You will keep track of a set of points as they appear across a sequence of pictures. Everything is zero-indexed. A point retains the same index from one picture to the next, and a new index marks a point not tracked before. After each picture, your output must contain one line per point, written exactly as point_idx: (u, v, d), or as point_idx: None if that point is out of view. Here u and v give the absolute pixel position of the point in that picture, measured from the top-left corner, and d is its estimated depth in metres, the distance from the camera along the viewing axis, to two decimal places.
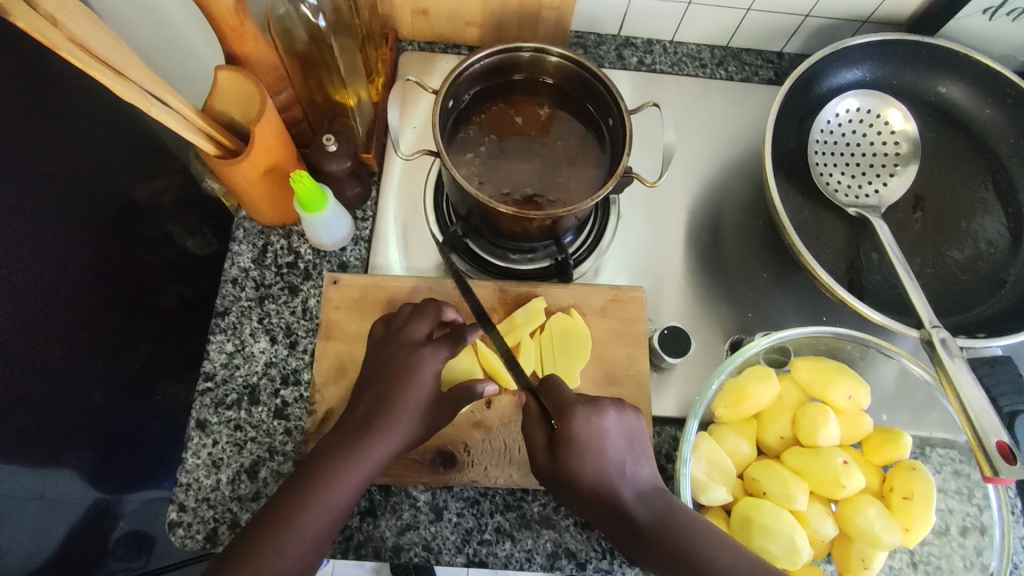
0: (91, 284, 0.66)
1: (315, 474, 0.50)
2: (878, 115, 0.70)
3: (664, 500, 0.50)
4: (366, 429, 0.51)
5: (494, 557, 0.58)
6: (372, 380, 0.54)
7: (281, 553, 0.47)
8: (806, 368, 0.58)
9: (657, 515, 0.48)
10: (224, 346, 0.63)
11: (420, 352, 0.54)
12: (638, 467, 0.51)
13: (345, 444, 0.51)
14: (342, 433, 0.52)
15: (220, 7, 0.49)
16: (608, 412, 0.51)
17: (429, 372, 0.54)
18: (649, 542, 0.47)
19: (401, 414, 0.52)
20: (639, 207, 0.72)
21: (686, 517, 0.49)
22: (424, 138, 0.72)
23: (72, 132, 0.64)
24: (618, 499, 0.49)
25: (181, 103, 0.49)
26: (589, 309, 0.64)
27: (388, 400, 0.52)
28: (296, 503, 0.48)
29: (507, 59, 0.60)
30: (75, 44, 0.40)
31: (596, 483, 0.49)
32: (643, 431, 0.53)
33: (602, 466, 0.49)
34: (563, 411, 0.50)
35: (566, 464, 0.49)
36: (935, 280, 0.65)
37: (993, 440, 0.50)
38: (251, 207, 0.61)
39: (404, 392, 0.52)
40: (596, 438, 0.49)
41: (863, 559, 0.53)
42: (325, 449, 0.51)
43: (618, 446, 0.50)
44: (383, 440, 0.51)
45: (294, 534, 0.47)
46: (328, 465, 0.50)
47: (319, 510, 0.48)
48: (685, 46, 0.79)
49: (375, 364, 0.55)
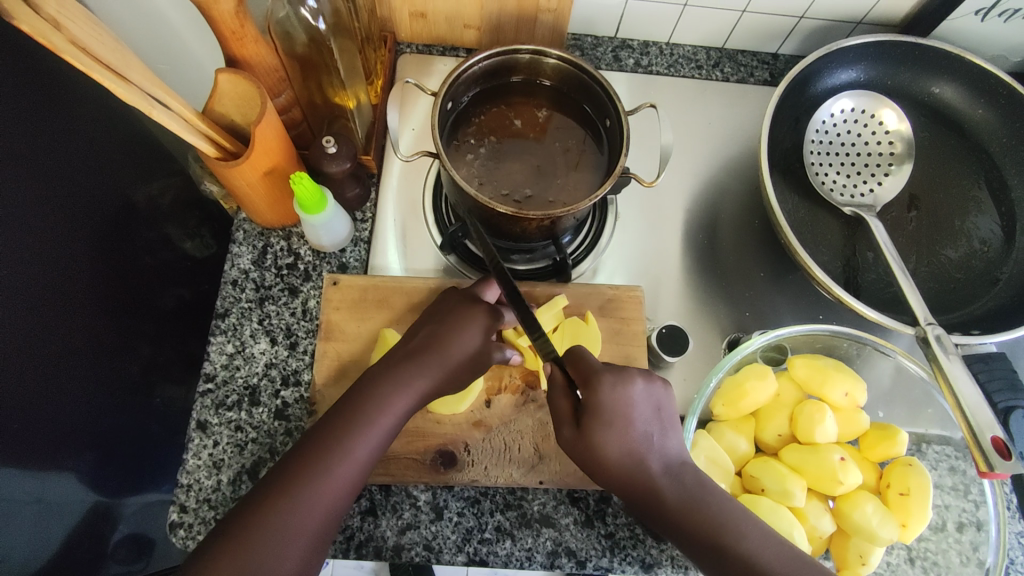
0: (90, 287, 0.66)
1: (331, 436, 0.50)
2: (872, 115, 0.70)
3: (691, 475, 0.50)
4: (381, 391, 0.52)
5: (495, 556, 0.58)
6: (407, 347, 0.55)
7: (294, 512, 0.47)
8: (803, 366, 0.59)
9: (682, 489, 0.49)
10: (224, 347, 0.63)
11: (462, 320, 0.56)
12: (666, 441, 0.51)
13: (365, 408, 0.51)
14: (359, 395, 0.52)
15: (220, 10, 0.50)
16: (636, 383, 0.52)
17: (465, 340, 0.55)
18: (674, 515, 0.48)
19: (427, 378, 0.53)
20: (636, 207, 0.72)
21: (710, 493, 0.49)
22: (423, 140, 0.72)
23: (72, 135, 0.64)
24: (644, 470, 0.49)
25: (182, 106, 0.50)
26: (587, 309, 0.64)
27: (419, 365, 0.53)
28: (310, 463, 0.48)
29: (505, 60, 0.60)
30: (77, 46, 0.41)
31: (626, 453, 0.49)
32: (672, 406, 0.53)
33: (630, 436, 0.50)
34: (590, 379, 0.50)
35: (596, 436, 0.49)
36: (930, 278, 0.65)
37: (988, 436, 0.51)
38: (251, 209, 0.62)
39: (433, 358, 0.54)
40: (622, 408, 0.50)
41: (861, 554, 0.54)
42: (341, 410, 0.51)
43: (646, 419, 0.51)
44: (399, 400, 0.52)
45: (310, 497, 0.47)
46: (346, 426, 0.50)
47: (337, 475, 0.48)
48: (681, 48, 0.79)
49: (414, 338, 0.56)
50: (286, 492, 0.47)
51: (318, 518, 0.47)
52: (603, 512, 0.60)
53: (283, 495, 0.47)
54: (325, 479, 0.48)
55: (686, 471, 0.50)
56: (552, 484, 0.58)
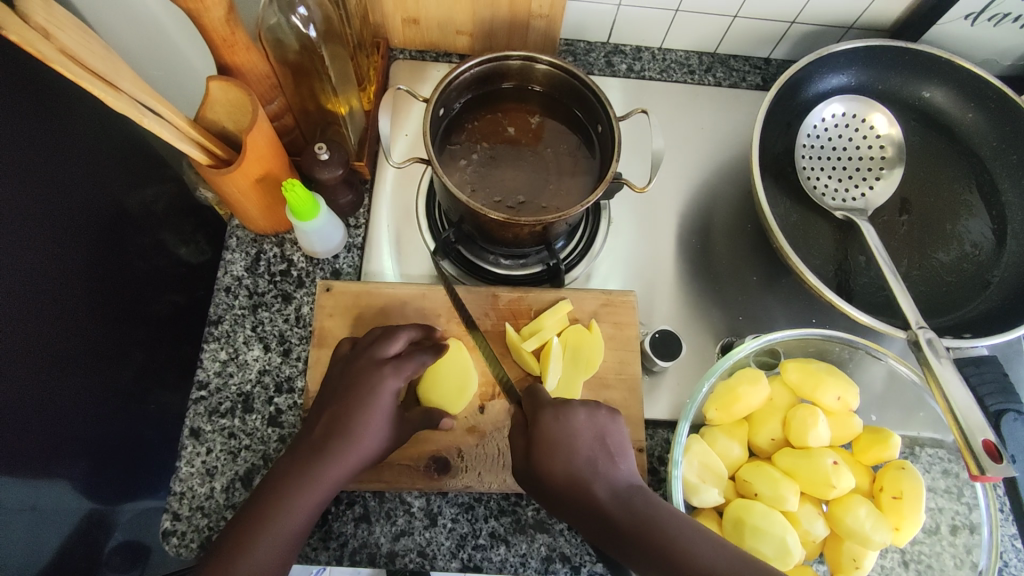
0: (83, 295, 0.66)
1: (272, 497, 0.49)
2: (863, 119, 0.71)
3: (640, 497, 0.48)
4: (336, 451, 0.50)
5: (489, 562, 0.58)
6: (332, 398, 0.53)
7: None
8: (795, 370, 0.59)
9: (629, 509, 0.46)
10: (217, 354, 0.63)
11: (382, 370, 0.53)
12: (613, 466, 0.50)
13: (304, 465, 0.50)
14: (297, 454, 0.51)
15: (211, 18, 0.50)
16: (577, 413, 0.51)
17: (392, 391, 0.53)
18: (625, 536, 0.45)
19: (363, 435, 0.51)
20: (629, 212, 0.72)
21: (660, 511, 0.46)
22: (417, 146, 0.72)
23: (65, 143, 0.64)
24: (590, 497, 0.47)
25: (172, 113, 0.50)
26: (581, 314, 0.64)
27: (348, 420, 0.51)
28: (252, 527, 0.47)
29: (496, 67, 0.60)
30: (65, 55, 0.41)
31: (568, 479, 0.48)
32: (621, 435, 0.52)
33: (570, 463, 0.49)
34: (536, 414, 0.51)
35: (539, 466, 0.49)
36: (921, 281, 0.66)
37: (979, 439, 0.51)
38: (244, 215, 0.62)
39: (369, 410, 0.52)
40: (562, 442, 0.49)
41: (854, 559, 0.54)
42: (279, 472, 0.50)
43: (588, 445, 0.50)
44: (346, 462, 0.51)
45: (248, 558, 0.46)
46: (284, 488, 0.49)
47: (274, 533, 0.48)
48: (673, 53, 0.80)
49: (336, 382, 0.54)
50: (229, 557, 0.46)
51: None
52: None
53: (222, 560, 0.46)
54: (263, 540, 0.47)
55: (634, 493, 0.48)
56: None
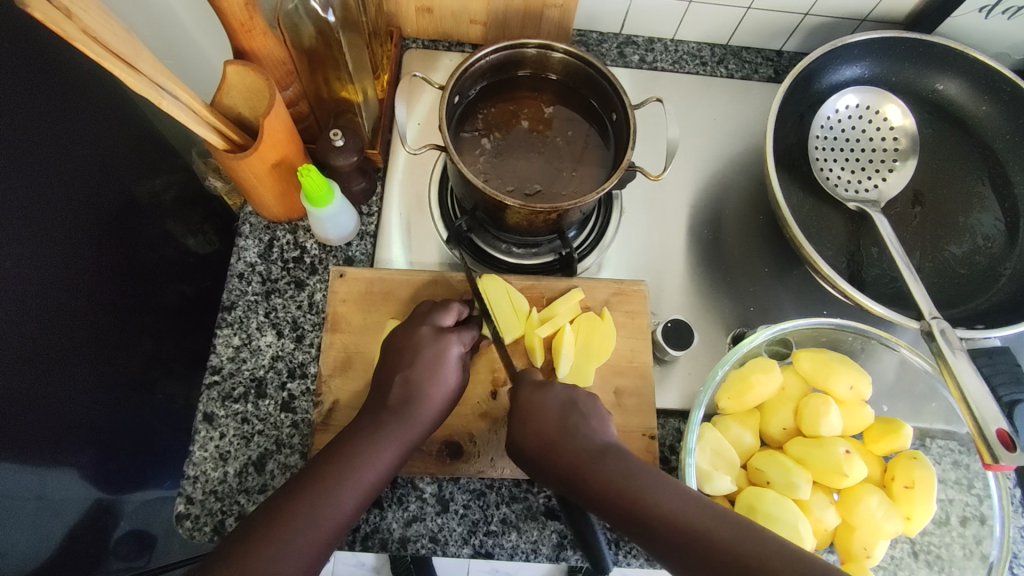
0: (93, 282, 0.67)
1: (359, 448, 0.51)
2: (877, 110, 0.70)
3: (610, 453, 0.48)
4: (414, 410, 0.54)
5: (501, 548, 0.58)
6: (398, 363, 0.56)
7: (316, 524, 0.47)
8: (808, 359, 0.59)
9: (599, 464, 0.47)
10: (230, 339, 0.63)
11: (443, 339, 0.56)
12: (586, 425, 0.51)
13: (385, 426, 0.53)
14: (374, 417, 0.53)
15: (230, 2, 0.50)
16: (554, 388, 0.54)
17: (454, 357, 0.56)
18: (596, 488, 0.46)
19: (432, 397, 0.54)
20: (641, 201, 0.72)
21: (630, 464, 0.47)
22: (429, 134, 0.72)
23: (77, 130, 0.64)
24: (564, 455, 0.49)
25: (190, 98, 0.50)
26: (592, 303, 0.64)
27: (420, 381, 0.54)
28: (338, 478, 0.49)
29: (512, 54, 0.60)
30: (90, 36, 0.41)
31: (540, 443, 0.51)
32: (595, 403, 0.54)
33: (541, 426, 0.51)
34: (515, 391, 0.55)
35: (516, 433, 0.52)
36: (933, 273, 0.66)
37: (993, 428, 0.51)
38: (258, 201, 0.62)
39: (438, 377, 0.55)
40: (538, 407, 0.53)
41: (865, 548, 0.54)
42: (357, 431, 0.53)
43: (559, 412, 0.52)
44: (419, 421, 0.54)
45: (332, 504, 0.48)
46: (367, 440, 0.52)
47: (357, 488, 0.50)
48: (686, 44, 0.80)
49: (396, 347, 0.57)
50: (317, 506, 0.48)
51: (335, 530, 0.48)
52: None
53: (305, 507, 0.47)
54: (347, 490, 0.49)
55: (608, 449, 0.49)
56: None
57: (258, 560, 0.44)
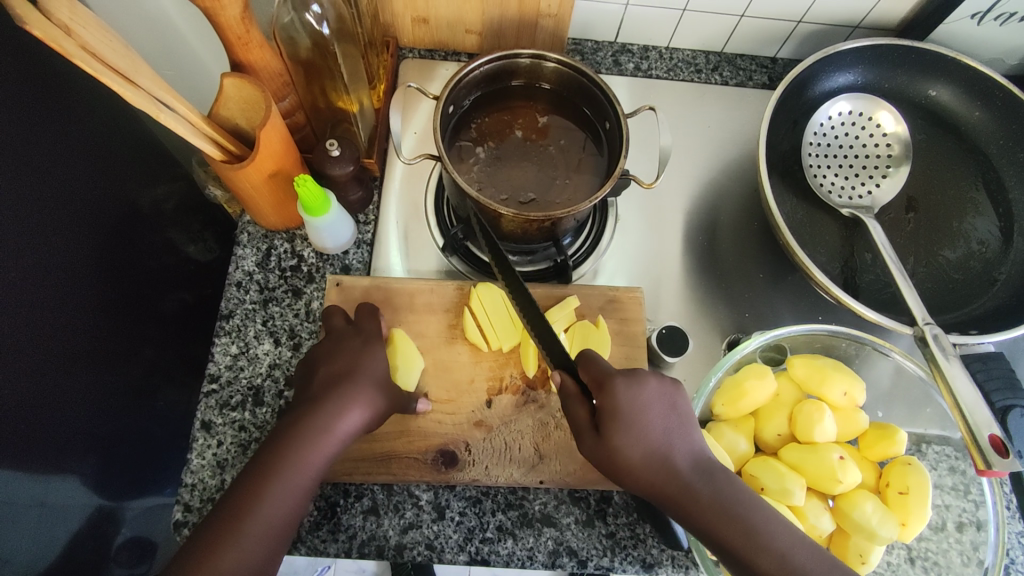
0: (94, 291, 0.67)
1: (283, 450, 0.49)
2: (870, 117, 0.71)
3: (723, 475, 0.48)
4: (331, 401, 0.51)
5: (496, 555, 0.58)
6: (320, 361, 0.55)
7: (244, 533, 0.45)
8: (801, 365, 0.59)
9: (711, 488, 0.47)
10: (228, 348, 0.63)
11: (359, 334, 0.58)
12: (688, 440, 0.50)
13: (310, 422, 0.50)
14: (295, 414, 0.51)
15: (226, 16, 0.51)
16: (648, 382, 0.52)
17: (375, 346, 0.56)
18: (709, 518, 0.46)
19: (354, 387, 0.53)
20: (636, 208, 0.73)
21: (742, 492, 0.47)
22: (426, 143, 0.73)
23: (79, 141, 0.65)
24: (674, 473, 0.48)
25: (188, 110, 0.50)
26: (588, 310, 0.65)
27: (340, 372, 0.53)
28: (263, 480, 0.47)
29: (506, 65, 0.61)
30: (87, 51, 0.41)
31: (648, 454, 0.48)
32: (685, 403, 0.53)
33: (649, 437, 0.49)
34: (602, 384, 0.51)
35: (618, 442, 0.49)
36: (928, 278, 0.66)
37: (986, 434, 0.51)
38: (255, 211, 0.63)
39: (359, 368, 0.54)
40: (642, 410, 0.50)
41: (861, 553, 0.55)
42: (280, 431, 0.50)
43: (661, 416, 0.50)
44: (345, 414, 0.51)
45: (258, 517, 0.46)
46: (291, 441, 0.49)
47: (282, 489, 0.47)
48: (680, 52, 0.80)
49: (323, 349, 0.56)
50: (240, 514, 0.46)
51: (268, 537, 0.46)
52: (604, 512, 0.60)
53: (232, 522, 0.45)
54: (273, 499, 0.47)
55: (717, 469, 0.48)
56: (553, 483, 0.59)
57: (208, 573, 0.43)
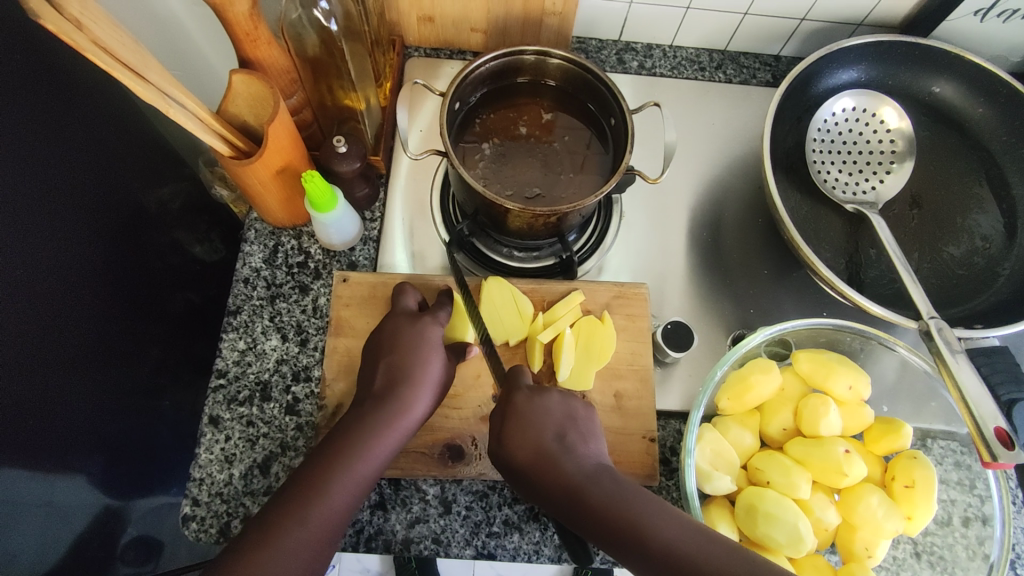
0: (101, 289, 0.68)
1: (349, 440, 0.52)
2: (873, 113, 0.71)
3: (607, 475, 0.48)
4: (392, 399, 0.54)
5: (503, 549, 0.59)
6: (382, 349, 0.58)
7: (305, 523, 0.47)
8: (806, 360, 0.59)
9: (594, 486, 0.47)
10: (235, 344, 0.64)
11: (423, 321, 0.59)
12: (583, 446, 0.51)
13: (373, 414, 0.53)
14: (361, 405, 0.55)
15: (235, 13, 0.51)
16: (552, 394, 0.54)
17: (438, 338, 0.58)
18: (590, 510, 0.46)
19: (414, 380, 0.55)
20: (641, 205, 0.73)
21: (628, 489, 0.47)
22: (431, 140, 0.73)
23: (86, 140, 0.66)
24: (558, 472, 0.49)
25: (197, 106, 0.51)
26: (593, 305, 0.65)
27: (401, 363, 0.56)
28: (326, 471, 0.50)
29: (511, 61, 0.62)
30: (99, 46, 0.42)
31: (535, 455, 0.50)
32: (592, 421, 0.55)
33: (538, 440, 0.50)
34: (509, 395, 0.54)
35: (510, 445, 0.51)
36: (932, 274, 0.66)
37: (991, 426, 0.51)
38: (263, 207, 0.63)
39: (422, 360, 0.56)
40: (536, 416, 0.52)
41: (867, 548, 0.54)
42: (347, 421, 0.53)
43: (556, 424, 0.52)
44: (406, 406, 0.54)
45: (322, 501, 0.49)
46: (358, 431, 0.52)
47: (343, 480, 0.50)
48: (684, 50, 0.81)
49: (383, 336, 0.58)
50: (305, 506, 0.48)
51: (329, 524, 0.48)
52: None
53: (297, 506, 0.48)
54: (337, 487, 0.49)
55: (600, 470, 0.49)
56: None
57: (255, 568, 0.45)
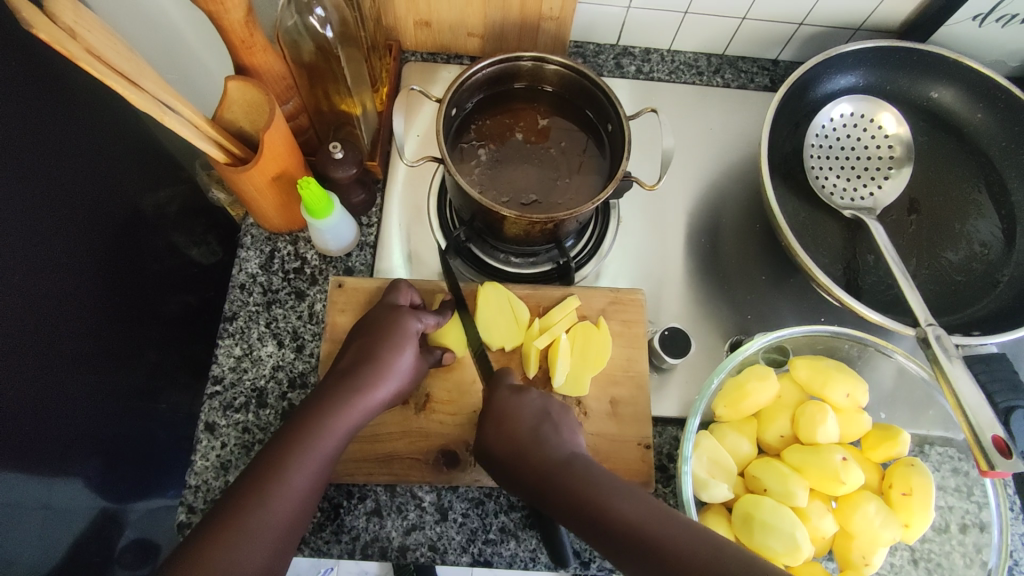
0: (97, 294, 0.67)
1: (311, 423, 0.51)
2: (871, 119, 0.71)
3: (578, 464, 0.48)
4: (356, 381, 0.54)
5: (499, 557, 0.59)
6: (358, 336, 0.59)
7: (266, 504, 0.47)
8: (804, 367, 0.59)
9: (564, 476, 0.48)
10: (232, 350, 0.64)
11: (399, 313, 0.58)
12: (557, 436, 0.52)
13: (338, 396, 0.53)
14: (327, 385, 0.55)
15: (231, 20, 0.51)
16: (531, 392, 0.55)
17: (415, 331, 0.58)
18: (562, 502, 0.46)
19: (382, 364, 0.55)
20: (638, 211, 0.73)
21: (596, 471, 0.48)
22: (428, 145, 0.73)
23: (81, 144, 0.65)
24: (530, 465, 0.49)
25: (192, 113, 0.51)
26: (589, 311, 0.65)
27: (371, 348, 0.56)
28: (287, 452, 0.50)
29: (508, 67, 0.61)
30: (92, 54, 0.42)
31: (508, 447, 0.51)
32: (570, 416, 0.55)
33: (512, 433, 0.52)
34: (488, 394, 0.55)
35: (486, 436, 0.53)
36: (930, 280, 0.66)
37: (989, 435, 0.51)
38: (259, 213, 0.63)
39: (393, 347, 0.56)
40: (512, 412, 0.53)
41: (863, 556, 0.54)
42: (311, 403, 0.53)
43: (534, 420, 0.53)
44: (372, 390, 0.54)
45: (282, 483, 0.48)
46: (319, 412, 0.52)
47: (306, 462, 0.50)
48: (682, 55, 0.80)
49: (364, 324, 0.59)
50: (263, 487, 0.48)
51: (291, 506, 0.48)
52: None
53: (257, 488, 0.48)
54: (296, 470, 0.49)
55: (572, 459, 0.49)
56: None
57: (214, 553, 0.45)
